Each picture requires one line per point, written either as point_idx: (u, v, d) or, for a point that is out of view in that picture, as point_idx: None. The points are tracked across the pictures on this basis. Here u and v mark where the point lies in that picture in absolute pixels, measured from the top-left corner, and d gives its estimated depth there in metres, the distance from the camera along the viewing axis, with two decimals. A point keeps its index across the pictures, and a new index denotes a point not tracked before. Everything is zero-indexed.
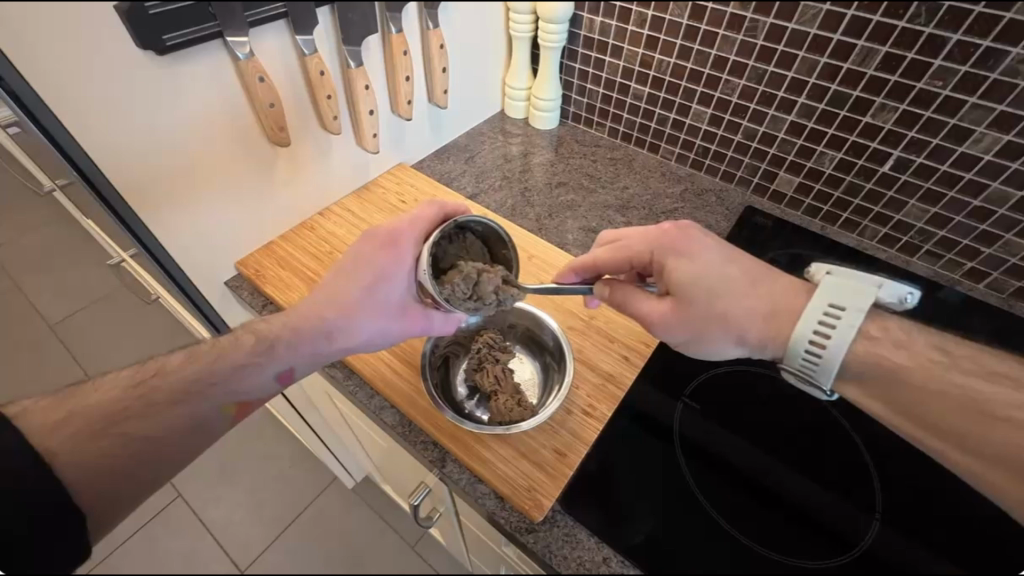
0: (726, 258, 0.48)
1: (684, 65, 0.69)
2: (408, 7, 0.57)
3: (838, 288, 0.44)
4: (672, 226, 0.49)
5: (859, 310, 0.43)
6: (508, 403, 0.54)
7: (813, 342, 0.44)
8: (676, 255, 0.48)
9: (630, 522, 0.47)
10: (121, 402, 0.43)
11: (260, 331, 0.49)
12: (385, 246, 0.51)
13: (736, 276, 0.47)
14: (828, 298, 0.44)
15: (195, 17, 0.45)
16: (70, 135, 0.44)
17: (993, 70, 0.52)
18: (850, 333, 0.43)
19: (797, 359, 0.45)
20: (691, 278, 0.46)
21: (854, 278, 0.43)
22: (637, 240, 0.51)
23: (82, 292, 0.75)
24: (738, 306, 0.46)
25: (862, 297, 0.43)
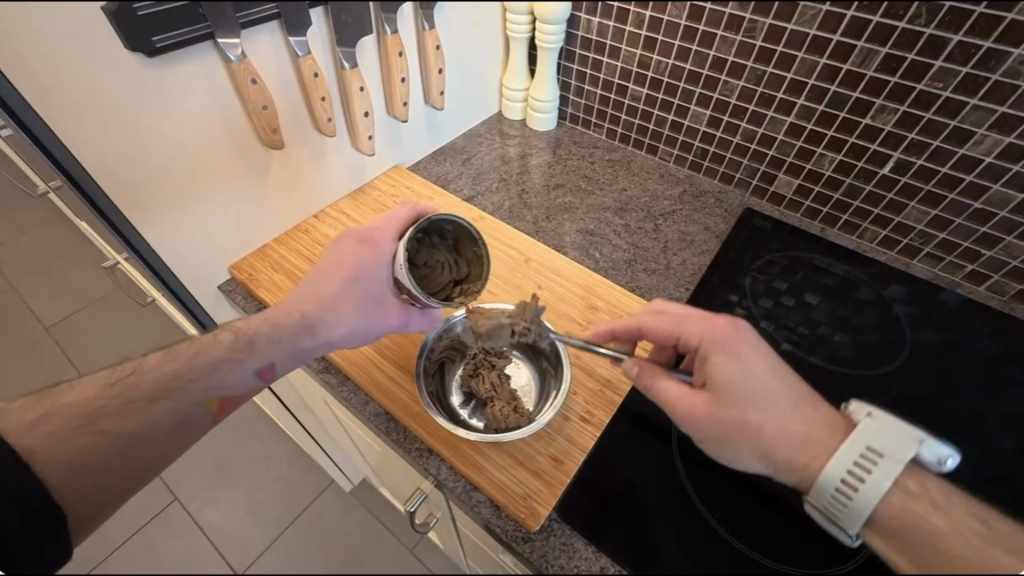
0: (779, 370, 0.43)
1: (683, 65, 0.69)
2: (404, 7, 0.56)
3: (876, 432, 0.37)
4: (729, 321, 0.45)
5: (898, 461, 0.36)
6: (504, 410, 0.53)
7: (840, 485, 0.37)
8: (722, 351, 0.43)
9: (625, 529, 0.47)
10: (99, 399, 0.43)
11: (239, 329, 0.48)
12: (365, 244, 0.51)
13: (783, 390, 0.42)
14: (863, 441, 0.37)
15: (186, 18, 0.44)
16: (54, 134, 0.43)
17: (995, 71, 0.51)
18: (885, 486, 0.36)
19: (825, 497, 0.38)
20: (733, 379, 0.42)
21: (898, 426, 0.37)
22: (682, 320, 0.48)
23: (81, 292, 0.75)
24: (776, 425, 0.40)
25: (905, 447, 0.36)
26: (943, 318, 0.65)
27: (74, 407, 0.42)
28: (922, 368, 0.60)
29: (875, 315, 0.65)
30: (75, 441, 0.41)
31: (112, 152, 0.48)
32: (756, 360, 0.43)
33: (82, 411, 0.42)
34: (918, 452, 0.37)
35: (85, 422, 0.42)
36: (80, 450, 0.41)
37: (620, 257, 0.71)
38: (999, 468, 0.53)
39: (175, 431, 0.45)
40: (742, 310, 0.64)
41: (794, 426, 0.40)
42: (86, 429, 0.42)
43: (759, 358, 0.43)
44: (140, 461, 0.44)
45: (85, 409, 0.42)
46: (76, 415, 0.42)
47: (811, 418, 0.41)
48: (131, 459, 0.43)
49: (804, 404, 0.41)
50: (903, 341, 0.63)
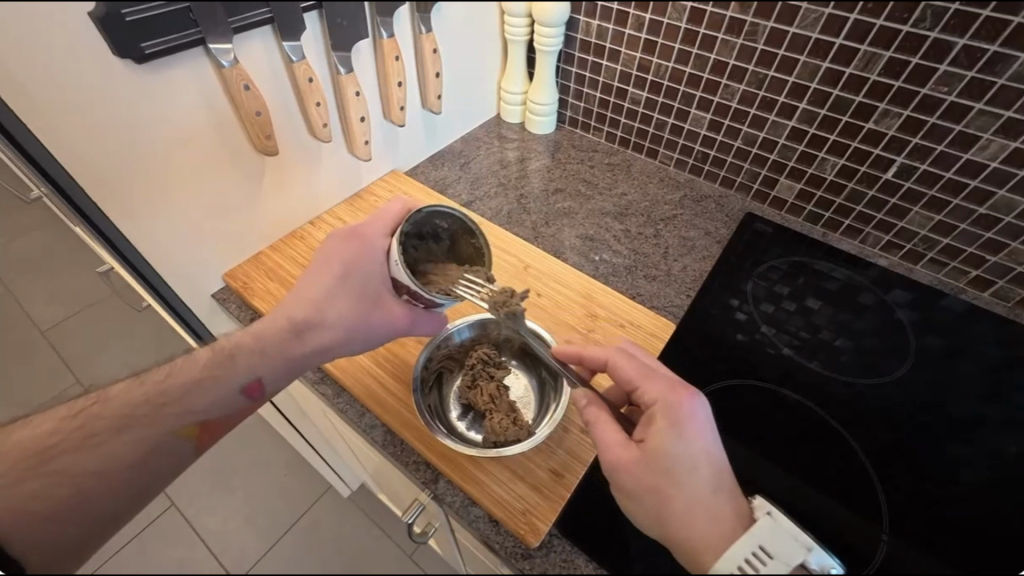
0: (720, 456, 0.41)
1: (683, 69, 0.68)
2: (400, 10, 0.55)
3: (770, 532, 0.35)
4: (688, 390, 0.43)
5: (786, 564, 0.33)
6: (502, 423, 0.52)
7: None
8: (669, 417, 0.41)
9: (624, 545, 0.46)
10: (57, 433, 0.45)
11: (218, 346, 0.48)
12: (351, 239, 0.49)
13: (715, 478, 0.39)
14: (754, 537, 0.35)
15: (175, 24, 0.43)
16: (49, 153, 0.44)
17: (1001, 75, 0.51)
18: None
19: None
20: (669, 449, 0.40)
21: (794, 529, 0.35)
22: (642, 372, 0.45)
23: (75, 296, 0.71)
24: (688, 508, 0.38)
25: (796, 551, 0.34)
26: (948, 323, 0.64)
27: (35, 443, 0.45)
28: (926, 373, 0.59)
29: (877, 319, 0.64)
30: (25, 483, 0.43)
31: (104, 166, 0.47)
32: (701, 437, 0.41)
33: (44, 443, 0.44)
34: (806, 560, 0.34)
35: (42, 459, 0.44)
36: (42, 484, 0.43)
37: (620, 263, 0.70)
38: (1005, 474, 0.52)
39: (164, 440, 0.44)
40: (744, 315, 0.64)
41: (710, 514, 0.38)
42: (40, 468, 0.43)
43: (707, 436, 0.41)
44: (119, 485, 0.43)
45: (39, 447, 0.44)
46: (24, 458, 0.44)
47: (725, 512, 0.38)
48: (106, 477, 0.43)
49: (724, 496, 0.39)
50: (907, 347, 0.62)
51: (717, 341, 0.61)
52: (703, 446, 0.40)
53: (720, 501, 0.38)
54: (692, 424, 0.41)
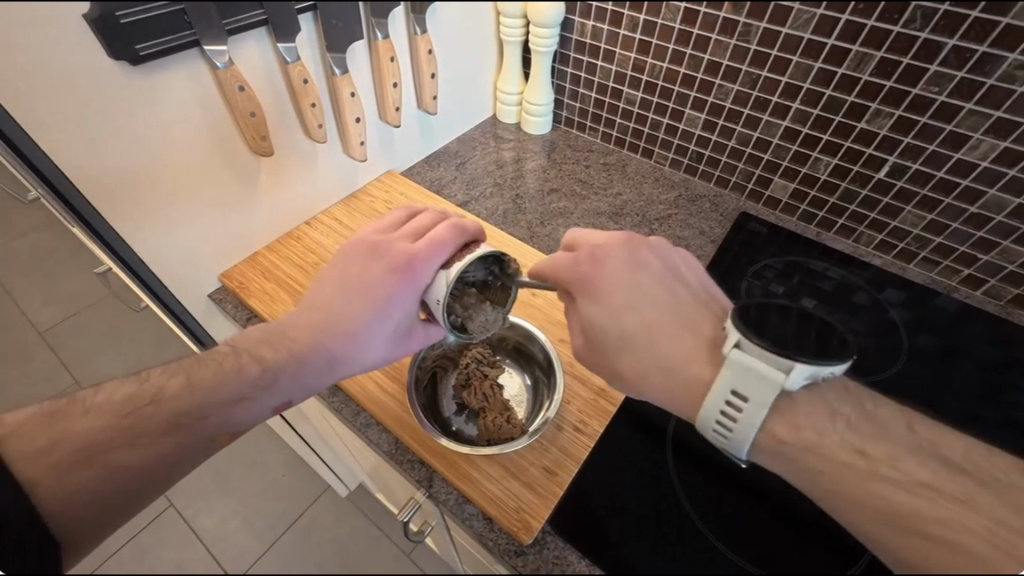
0: (643, 300, 0.44)
1: (677, 69, 0.68)
2: (395, 12, 0.54)
3: (744, 372, 0.36)
4: (590, 254, 0.46)
5: (761, 403, 0.36)
6: (497, 421, 0.53)
7: (719, 422, 0.38)
8: (585, 291, 0.45)
9: (618, 542, 0.46)
10: (111, 429, 0.42)
11: (264, 359, 0.46)
12: (402, 272, 0.47)
13: (655, 329, 0.43)
14: (729, 382, 0.37)
15: (169, 27, 0.43)
16: (43, 152, 0.44)
17: (990, 75, 0.51)
18: (757, 424, 0.36)
19: (707, 430, 0.39)
20: (592, 322, 0.44)
21: (766, 359, 0.35)
22: (565, 263, 0.46)
23: (73, 299, 0.73)
24: (636, 363, 0.43)
25: (769, 386, 0.35)
26: (941, 321, 0.64)
27: (83, 436, 0.41)
28: (920, 372, 0.60)
29: (871, 319, 0.64)
30: (80, 472, 0.41)
31: (101, 171, 0.48)
32: (618, 293, 0.44)
33: (101, 436, 0.42)
34: (786, 383, 0.35)
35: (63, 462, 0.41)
36: (96, 476, 0.41)
37: None
38: None
39: (202, 445, 0.45)
40: None
41: (662, 371, 0.42)
42: (97, 459, 0.41)
43: (625, 290, 0.44)
44: (151, 483, 0.43)
45: (91, 440, 0.42)
46: (76, 449, 0.41)
47: (680, 358, 0.42)
48: (144, 474, 0.42)
49: (676, 345, 0.42)
50: (899, 346, 0.62)
51: None
52: (620, 304, 0.44)
53: (661, 343, 0.42)
54: (606, 284, 0.44)
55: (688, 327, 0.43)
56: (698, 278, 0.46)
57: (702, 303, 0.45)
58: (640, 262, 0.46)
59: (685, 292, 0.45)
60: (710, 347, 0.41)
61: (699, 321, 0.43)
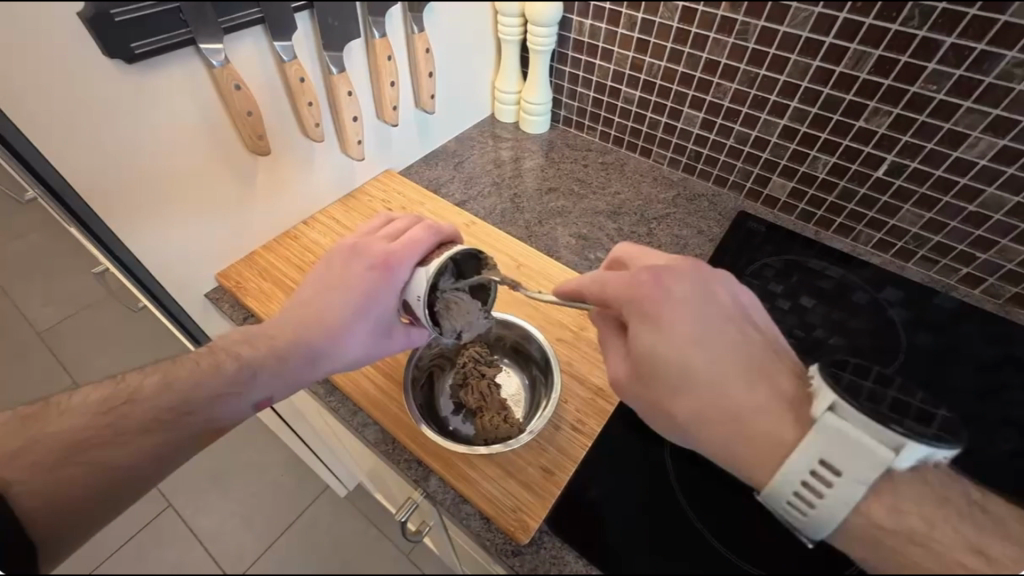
0: (713, 334, 0.40)
1: (675, 68, 0.68)
2: (391, 11, 0.54)
3: (837, 441, 0.31)
4: (653, 278, 0.43)
5: (857, 482, 0.31)
6: (494, 421, 0.54)
7: (797, 496, 0.33)
8: (642, 316, 0.42)
9: (615, 542, 0.46)
10: (88, 429, 0.43)
11: (244, 357, 0.46)
12: (380, 269, 0.47)
13: (715, 364, 0.39)
14: (817, 449, 0.32)
15: (163, 25, 0.43)
16: (42, 154, 0.44)
17: (988, 73, 0.51)
18: (850, 503, 0.31)
19: (783, 503, 0.33)
20: (647, 348, 0.41)
21: (870, 429, 0.31)
22: (623, 287, 0.44)
23: (70, 300, 0.71)
24: (695, 404, 0.39)
25: (869, 464, 0.31)
26: (940, 320, 0.64)
27: (62, 434, 0.43)
28: (918, 371, 0.60)
29: (871, 319, 0.64)
30: (61, 470, 0.42)
31: (96, 170, 0.48)
32: (682, 323, 0.41)
33: (80, 434, 0.42)
34: (890, 462, 0.31)
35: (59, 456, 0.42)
36: (77, 474, 0.42)
37: None
38: (999, 472, 0.52)
39: (186, 444, 0.45)
40: None
41: (721, 410, 0.38)
42: (76, 457, 0.42)
43: (690, 320, 0.41)
44: (136, 483, 0.43)
45: (70, 439, 0.43)
46: (57, 447, 0.42)
47: (741, 400, 0.37)
48: (127, 474, 0.43)
49: (742, 386, 0.38)
50: (898, 345, 0.62)
51: None
52: (685, 335, 0.40)
53: (729, 386, 0.38)
54: (669, 311, 0.41)
55: (763, 375, 0.39)
56: (766, 324, 0.44)
57: (777, 352, 0.41)
58: (710, 295, 0.43)
59: (758, 336, 0.42)
60: (790, 403, 0.36)
61: (778, 372, 0.39)
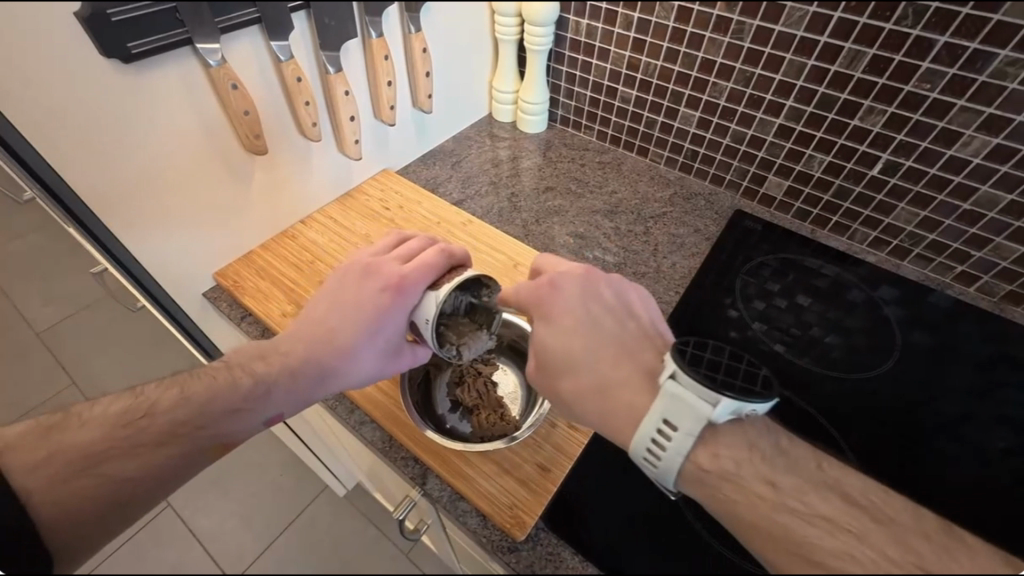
0: (587, 327, 0.45)
1: (671, 67, 0.68)
2: (388, 10, 0.53)
3: (674, 403, 0.36)
4: (550, 280, 0.47)
5: (687, 435, 0.36)
6: (490, 419, 0.55)
7: (648, 450, 0.37)
8: (536, 311, 0.47)
9: (608, 538, 0.46)
10: (106, 441, 0.42)
11: (258, 372, 0.47)
12: (392, 291, 0.48)
13: (602, 354, 0.44)
14: (660, 411, 0.37)
15: (160, 25, 0.43)
16: (38, 153, 0.44)
17: (982, 71, 0.51)
18: (683, 452, 0.36)
19: (639, 458, 0.38)
20: (541, 343, 0.46)
21: (696, 391, 0.35)
22: (529, 289, 0.48)
23: (71, 298, 0.71)
24: (573, 385, 0.44)
25: (697, 419, 0.36)
26: (934, 318, 0.64)
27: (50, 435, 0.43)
28: (912, 369, 0.60)
29: (865, 317, 0.64)
30: (75, 482, 0.41)
31: (88, 168, 0.48)
32: (572, 321, 0.45)
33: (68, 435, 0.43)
34: (712, 417, 0.35)
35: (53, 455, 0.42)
36: (92, 485, 0.41)
37: (611, 261, 0.71)
38: (993, 469, 0.53)
39: (198, 456, 0.44)
40: (735, 313, 0.64)
41: (600, 394, 0.43)
42: (92, 468, 0.41)
43: (575, 316, 0.46)
44: (147, 491, 0.43)
45: (88, 450, 0.42)
46: (76, 458, 0.41)
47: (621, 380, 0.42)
48: (141, 483, 0.42)
49: (625, 367, 0.43)
50: (893, 343, 0.62)
51: (707, 338, 0.61)
52: (566, 328, 0.45)
53: (599, 369, 0.43)
54: (559, 310, 0.46)
55: (630, 358, 0.43)
56: (648, 312, 0.47)
57: (646, 337, 0.45)
58: (595, 292, 0.47)
59: (632, 325, 0.46)
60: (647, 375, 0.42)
61: (642, 354, 0.44)
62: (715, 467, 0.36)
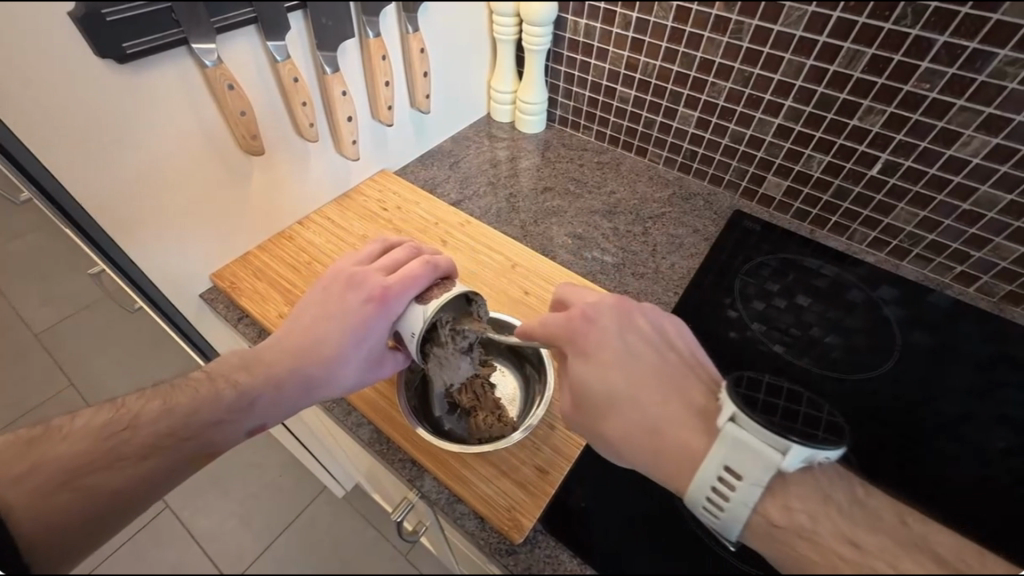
0: (626, 359, 0.43)
1: (670, 67, 0.68)
2: (385, 10, 0.53)
3: (736, 449, 0.33)
4: (581, 311, 0.46)
5: (754, 484, 0.32)
6: (487, 421, 0.54)
7: (709, 499, 0.34)
8: (570, 345, 0.45)
9: (607, 541, 0.46)
10: (88, 454, 0.42)
11: (242, 384, 0.47)
12: (376, 303, 0.48)
13: (645, 389, 0.41)
14: (721, 458, 0.33)
15: (155, 25, 0.43)
16: (35, 157, 0.44)
17: (981, 71, 0.51)
18: (750, 504, 0.33)
19: (698, 507, 0.35)
20: (578, 377, 0.44)
21: (762, 434, 0.32)
22: (561, 323, 0.46)
23: (68, 298, 0.68)
24: (618, 425, 0.41)
25: (764, 467, 0.32)
26: (934, 319, 0.64)
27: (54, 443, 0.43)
28: (912, 369, 0.60)
29: (865, 317, 0.64)
30: (56, 497, 0.41)
31: (85, 170, 0.47)
32: (609, 354, 0.43)
33: (69, 442, 0.43)
34: (783, 465, 0.32)
35: (51, 459, 0.42)
36: (73, 499, 0.41)
37: (610, 261, 0.71)
38: (993, 470, 0.52)
39: (180, 470, 0.44)
40: (735, 313, 0.64)
41: (645, 430, 0.39)
42: (75, 482, 0.41)
43: (612, 348, 0.43)
44: (135, 503, 0.43)
45: (71, 464, 0.42)
46: (58, 471, 0.41)
47: (665, 415, 0.39)
48: (124, 496, 0.42)
49: (671, 400, 0.40)
50: (892, 343, 0.62)
51: (707, 338, 0.61)
52: (605, 362, 0.43)
53: (647, 406, 0.40)
54: (595, 343, 0.44)
55: (679, 393, 0.40)
56: (690, 343, 0.45)
57: (693, 369, 0.42)
58: (631, 325, 0.45)
59: (675, 357, 0.43)
60: (700, 413, 0.38)
61: (689, 388, 0.40)
62: (788, 523, 0.32)
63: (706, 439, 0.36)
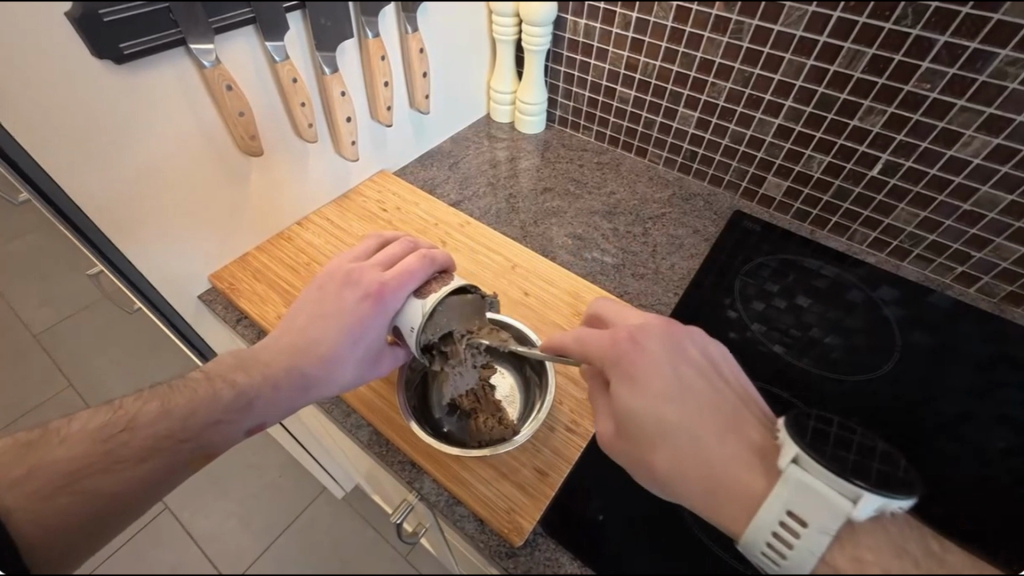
0: (679, 387, 0.40)
1: (670, 67, 0.68)
2: (385, 11, 0.53)
3: (801, 493, 0.29)
4: (628, 334, 0.44)
5: (822, 532, 0.28)
6: (487, 423, 0.54)
7: (769, 545, 0.30)
8: (617, 368, 0.43)
9: (608, 543, 0.46)
10: (87, 456, 0.42)
11: (239, 383, 0.46)
12: (373, 300, 0.48)
13: (697, 419, 0.38)
14: (783, 501, 0.30)
15: (153, 25, 0.43)
16: (31, 156, 0.44)
17: (982, 72, 0.51)
18: (819, 555, 0.28)
19: (756, 553, 0.31)
20: (623, 401, 0.41)
21: (829, 475, 0.28)
22: (607, 345, 0.44)
23: (68, 300, 0.69)
24: (667, 456, 0.38)
25: (834, 514, 0.28)
26: (935, 319, 0.64)
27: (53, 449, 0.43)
28: (913, 370, 0.59)
29: (865, 318, 0.64)
30: (55, 500, 0.41)
31: (85, 171, 0.47)
32: (656, 378, 0.41)
33: (70, 448, 0.43)
34: (853, 512, 0.28)
35: (49, 462, 0.42)
36: (71, 502, 0.41)
37: (609, 262, 0.71)
38: (995, 470, 0.52)
39: (178, 470, 0.44)
40: (735, 314, 0.64)
41: (698, 464, 0.36)
42: (73, 485, 0.41)
43: (660, 374, 0.41)
44: (133, 504, 0.43)
45: (68, 468, 0.42)
46: (56, 474, 0.42)
47: (721, 448, 0.36)
48: (122, 498, 0.42)
49: (728, 435, 0.36)
50: (893, 344, 0.62)
51: None
52: (656, 389, 0.40)
53: (701, 438, 0.37)
54: (642, 367, 0.41)
55: (735, 429, 0.37)
56: (740, 375, 0.42)
57: (748, 405, 0.40)
58: (680, 352, 0.43)
59: (728, 390, 0.41)
60: (759, 453, 0.34)
61: (747, 425, 0.37)
62: None
63: (767, 480, 0.32)
